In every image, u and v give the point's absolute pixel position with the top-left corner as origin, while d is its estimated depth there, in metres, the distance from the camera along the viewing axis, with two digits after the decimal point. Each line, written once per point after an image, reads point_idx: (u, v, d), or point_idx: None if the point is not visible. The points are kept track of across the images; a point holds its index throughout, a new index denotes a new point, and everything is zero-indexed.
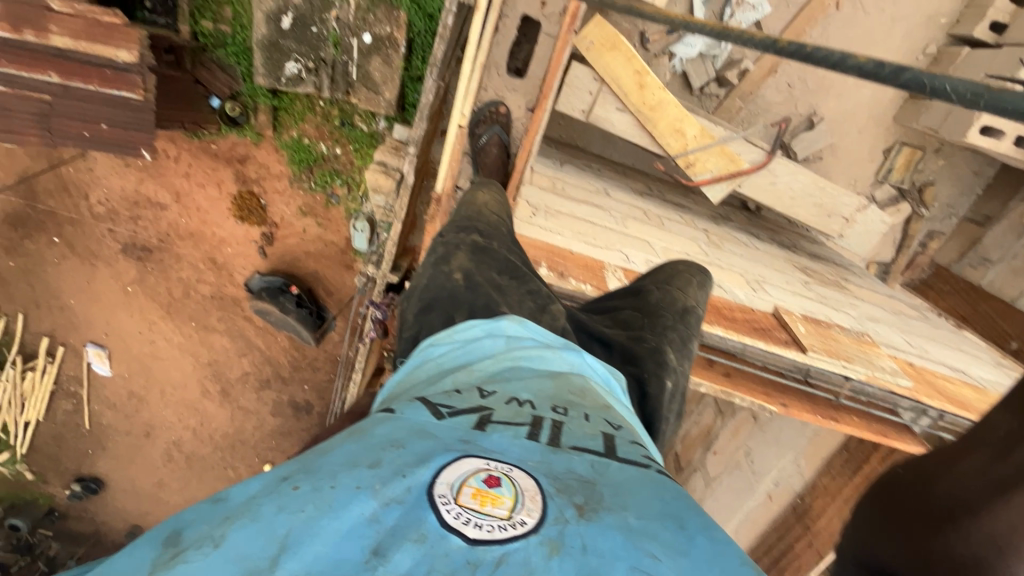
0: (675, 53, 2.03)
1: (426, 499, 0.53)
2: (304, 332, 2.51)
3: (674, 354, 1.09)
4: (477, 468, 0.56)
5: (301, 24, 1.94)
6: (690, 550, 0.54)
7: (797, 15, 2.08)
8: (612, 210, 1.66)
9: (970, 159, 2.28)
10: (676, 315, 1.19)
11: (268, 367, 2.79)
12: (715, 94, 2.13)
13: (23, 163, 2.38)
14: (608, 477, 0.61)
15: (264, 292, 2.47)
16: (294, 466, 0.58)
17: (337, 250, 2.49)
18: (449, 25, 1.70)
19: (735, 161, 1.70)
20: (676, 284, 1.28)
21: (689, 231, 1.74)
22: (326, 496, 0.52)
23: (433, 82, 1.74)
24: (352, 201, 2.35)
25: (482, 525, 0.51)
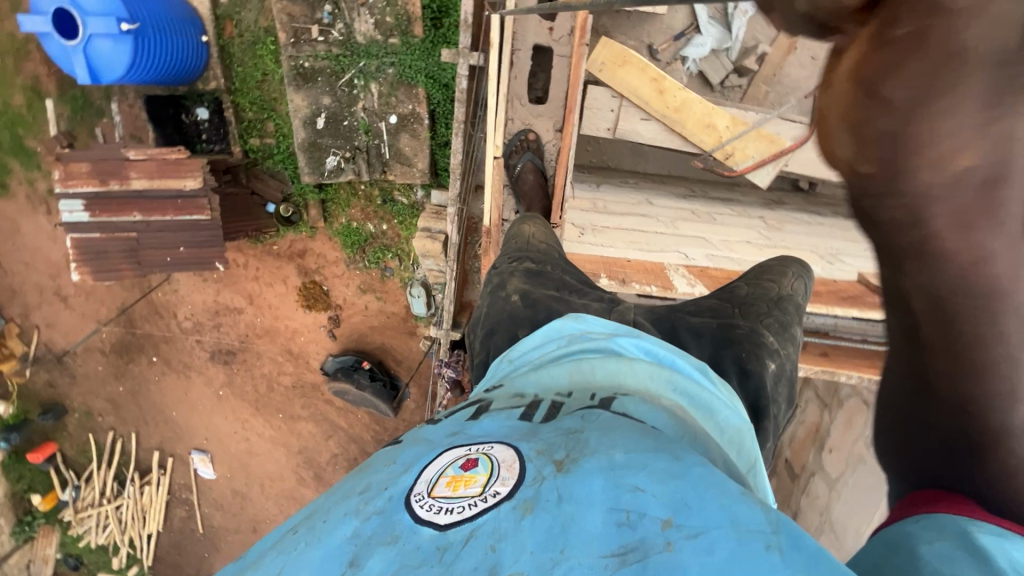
0: (686, 56, 2.02)
1: (400, 499, 0.54)
2: (382, 405, 2.58)
3: (773, 337, 1.14)
4: (450, 463, 0.57)
5: (334, 120, 2.12)
6: (681, 475, 0.53)
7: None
8: (659, 215, 1.62)
9: None
10: (770, 303, 1.19)
11: (354, 445, 2.87)
12: (738, 85, 2.10)
13: (121, 297, 2.67)
14: (594, 425, 0.62)
15: (339, 372, 2.58)
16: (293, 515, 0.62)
17: (399, 319, 2.58)
18: (464, 87, 1.81)
19: (775, 141, 1.66)
20: (770, 276, 1.26)
21: (744, 222, 1.67)
22: (317, 529, 0.54)
23: (459, 141, 1.85)
24: (405, 270, 2.46)
25: (454, 508, 0.51)
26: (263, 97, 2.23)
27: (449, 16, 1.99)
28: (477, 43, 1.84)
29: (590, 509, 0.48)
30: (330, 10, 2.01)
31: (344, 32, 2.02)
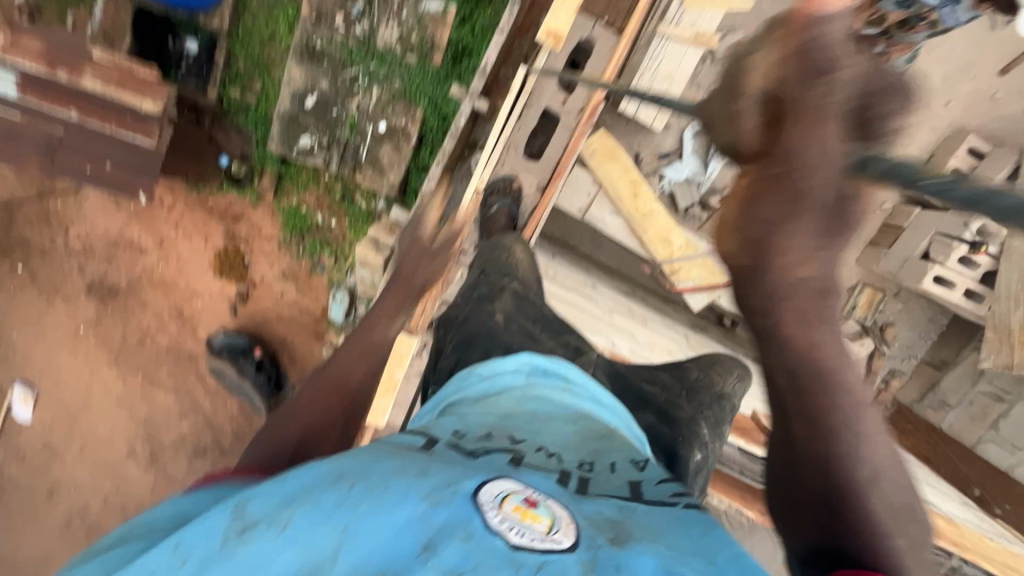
0: (665, 175, 2.22)
1: (472, 504, 0.69)
2: (257, 399, 2.43)
3: (708, 429, 1.40)
4: (513, 492, 0.73)
5: (325, 107, 2.10)
6: (716, 560, 0.72)
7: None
8: (600, 301, 1.74)
9: (925, 307, 2.28)
10: (712, 398, 1.47)
11: (210, 434, 2.59)
12: (698, 218, 2.30)
13: (12, 190, 2.37)
14: (634, 517, 0.79)
15: (226, 351, 2.39)
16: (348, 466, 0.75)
17: (311, 318, 2.45)
18: (460, 125, 1.88)
19: (714, 275, 1.82)
20: (718, 370, 1.55)
21: (668, 334, 1.81)
22: (382, 493, 0.69)
23: (438, 172, 1.90)
24: (337, 271, 2.36)
25: (519, 532, 0.67)
26: (262, 57, 2.18)
27: (470, 58, 2.07)
28: (486, 91, 1.92)
29: (638, 574, 0.64)
30: (360, 6, 2.01)
31: (365, 30, 2.03)
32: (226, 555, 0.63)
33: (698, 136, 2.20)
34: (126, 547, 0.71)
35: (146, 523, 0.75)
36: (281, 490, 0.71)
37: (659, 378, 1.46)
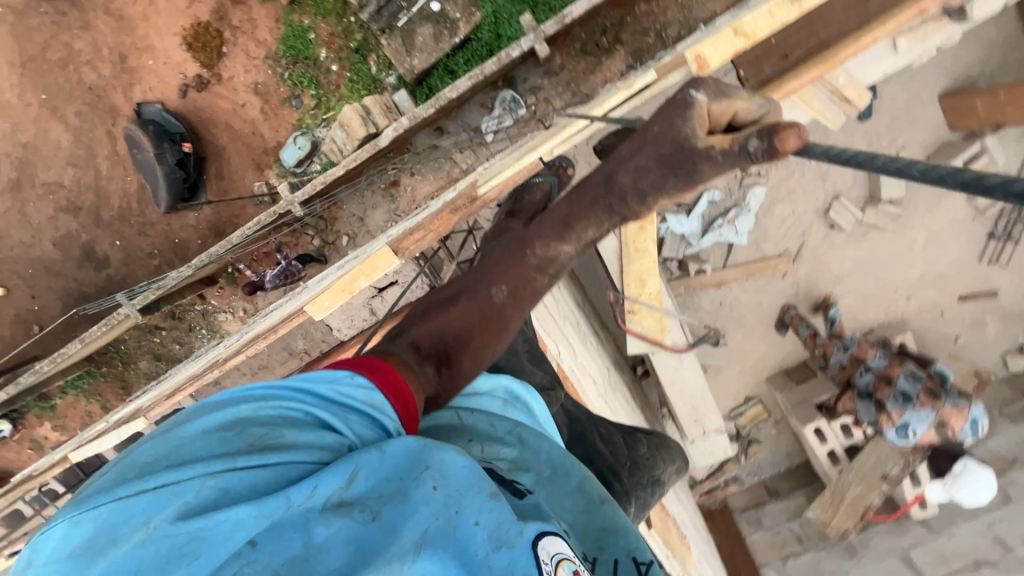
0: (666, 220, 2.24)
1: (534, 562, 0.66)
2: (162, 192, 2.19)
3: (636, 507, 1.23)
4: (565, 559, 0.71)
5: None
6: None
7: (756, 260, 2.39)
8: (560, 304, 1.78)
9: (791, 441, 2.76)
10: (650, 479, 1.30)
11: (90, 197, 2.31)
12: (670, 271, 2.38)
13: None
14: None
15: (152, 126, 2.15)
16: (443, 463, 0.76)
17: (261, 146, 2.21)
18: (510, 57, 1.77)
19: (662, 333, 1.97)
20: (662, 456, 1.38)
21: (600, 362, 1.88)
22: (450, 512, 0.70)
23: (466, 85, 1.79)
24: (311, 117, 2.15)
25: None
26: None
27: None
28: (551, 39, 1.81)
29: None
30: None
31: None
32: (304, 530, 0.68)
33: (715, 204, 2.28)
34: (202, 445, 0.73)
35: (238, 407, 0.79)
36: (371, 465, 0.75)
37: (609, 434, 1.35)
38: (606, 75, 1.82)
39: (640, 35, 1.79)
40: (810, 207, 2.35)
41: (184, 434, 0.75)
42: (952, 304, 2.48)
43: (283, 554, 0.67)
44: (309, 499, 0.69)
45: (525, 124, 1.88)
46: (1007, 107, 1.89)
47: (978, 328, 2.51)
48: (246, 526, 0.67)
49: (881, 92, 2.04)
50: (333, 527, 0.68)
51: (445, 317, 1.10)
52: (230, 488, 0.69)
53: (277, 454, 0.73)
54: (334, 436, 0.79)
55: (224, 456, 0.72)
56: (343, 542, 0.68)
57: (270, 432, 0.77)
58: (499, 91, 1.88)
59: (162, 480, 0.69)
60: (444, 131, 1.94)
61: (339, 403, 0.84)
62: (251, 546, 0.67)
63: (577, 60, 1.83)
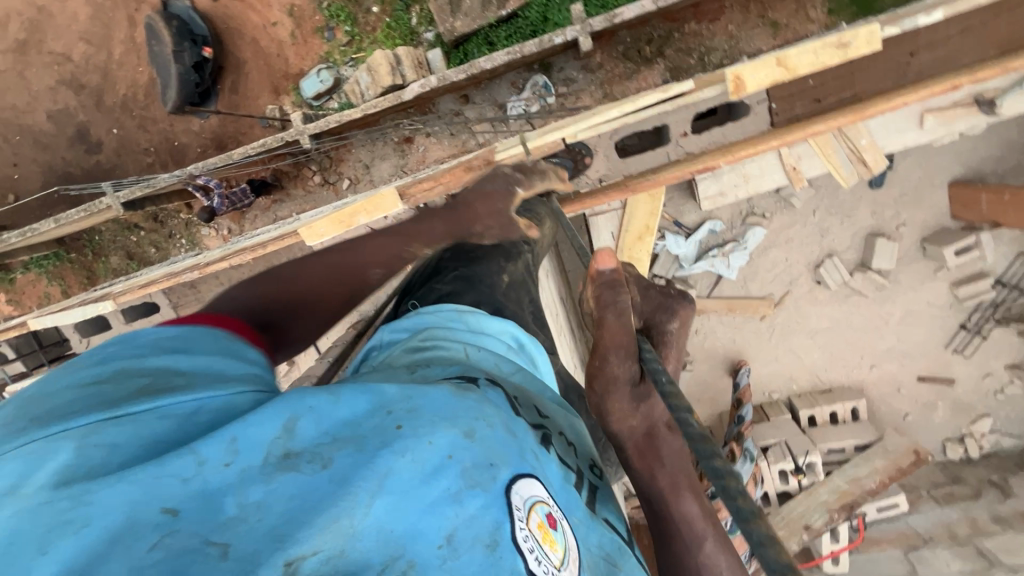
0: (665, 238, 2.09)
1: (505, 508, 0.52)
2: (172, 92, 2.12)
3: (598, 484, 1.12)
4: (539, 501, 0.57)
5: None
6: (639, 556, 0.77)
7: (740, 297, 2.23)
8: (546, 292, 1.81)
9: None
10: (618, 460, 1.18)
11: (96, 77, 2.23)
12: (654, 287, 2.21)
13: None
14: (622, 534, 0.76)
15: (176, 22, 2.08)
16: (416, 393, 0.58)
17: (282, 70, 2.16)
18: (552, 44, 1.73)
19: None
20: None
21: (573, 357, 1.94)
22: (422, 452, 0.51)
23: (503, 59, 1.74)
24: (340, 54, 2.10)
25: (541, 564, 0.51)
26: None
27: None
28: (597, 35, 1.78)
29: None
30: None
31: None
32: (237, 494, 0.47)
33: (713, 234, 2.12)
34: (73, 395, 0.51)
35: (124, 352, 0.57)
36: (322, 409, 0.53)
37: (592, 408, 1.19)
38: (640, 85, 1.82)
39: (684, 53, 1.79)
40: (804, 258, 2.18)
41: (56, 389, 0.52)
42: (910, 382, 2.32)
43: (206, 524, 0.45)
44: (235, 458, 0.48)
45: (549, 112, 1.86)
46: (1008, 209, 1.94)
47: (928, 412, 2.34)
48: (139, 501, 0.44)
49: (893, 165, 2.07)
50: (274, 484, 0.48)
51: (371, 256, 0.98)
52: (118, 445, 0.48)
53: (172, 400, 0.52)
54: (242, 373, 0.61)
55: (104, 406, 0.50)
56: (286, 499, 0.47)
57: (160, 377, 0.55)
58: (534, 75, 1.86)
59: (32, 441, 0.47)
60: (470, 100, 1.92)
61: (219, 341, 0.64)
62: (169, 519, 0.44)
63: (616, 63, 1.82)
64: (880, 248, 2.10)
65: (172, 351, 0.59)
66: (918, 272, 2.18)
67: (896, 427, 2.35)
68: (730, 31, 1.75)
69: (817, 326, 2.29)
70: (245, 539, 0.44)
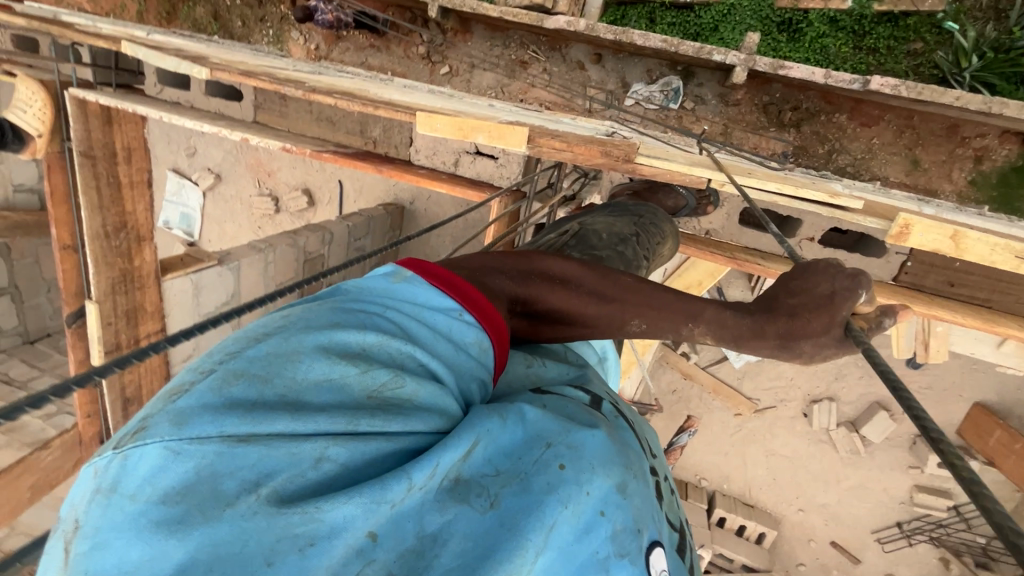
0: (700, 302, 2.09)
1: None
2: None
3: None
4: None
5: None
6: None
7: (728, 385, 2.23)
8: None
9: None
10: None
11: None
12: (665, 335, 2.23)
13: None
14: None
15: None
16: (577, 437, 0.54)
17: None
18: (708, 58, 1.63)
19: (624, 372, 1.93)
20: None
21: None
22: (580, 501, 0.50)
23: (656, 45, 1.64)
24: None
25: None
26: None
27: (795, 49, 1.75)
28: (751, 74, 1.69)
29: None
30: None
31: None
32: (423, 522, 0.45)
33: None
34: (325, 373, 0.47)
35: (351, 323, 0.52)
36: (496, 434, 0.51)
37: None
38: (761, 141, 1.74)
39: (817, 138, 1.70)
40: (805, 387, 2.18)
41: (303, 347, 0.48)
42: (822, 540, 2.38)
43: (409, 564, 0.43)
44: (439, 475, 0.46)
45: (663, 118, 1.79)
46: (1009, 457, 1.93)
47: (820, 572, 2.43)
48: (364, 523, 0.42)
49: None
50: (449, 517, 0.46)
51: (576, 298, 0.79)
52: (357, 460, 0.45)
53: (403, 419, 0.48)
54: (452, 389, 0.55)
55: (345, 408, 0.46)
56: (467, 539, 0.45)
57: (393, 378, 0.50)
58: (671, 75, 1.77)
59: (274, 427, 0.42)
60: (600, 62, 1.83)
61: (453, 328, 0.60)
62: (371, 542, 0.42)
63: (752, 109, 1.74)
64: (877, 420, 2.07)
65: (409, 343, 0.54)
66: (894, 459, 2.19)
67: (788, 569, 2.45)
68: (871, 143, 1.67)
69: (777, 450, 2.30)
70: None
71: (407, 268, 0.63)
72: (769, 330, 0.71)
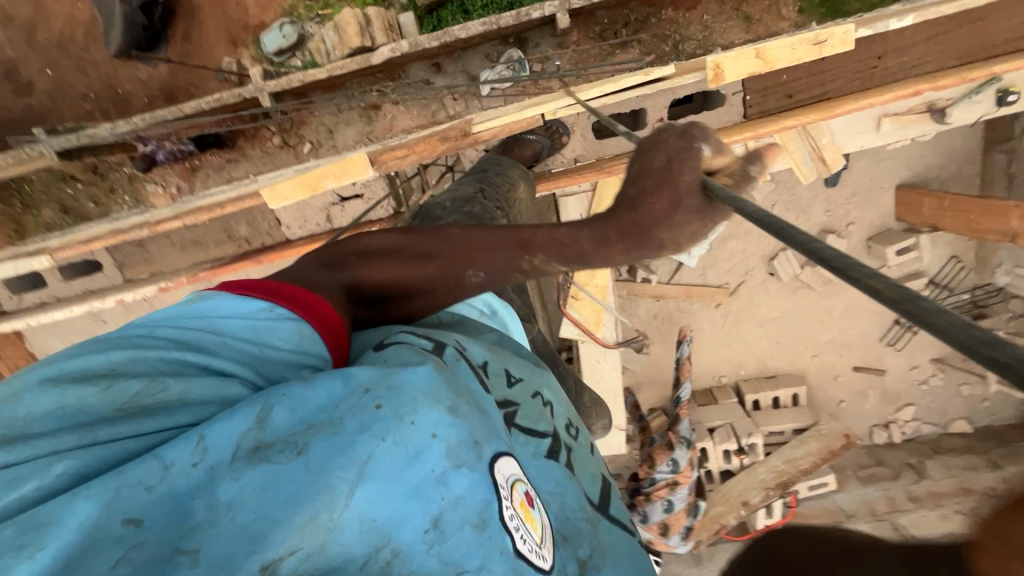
0: None
1: (492, 488, 0.60)
2: (114, 33, 1.84)
3: None
4: (519, 480, 0.66)
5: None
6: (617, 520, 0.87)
7: (698, 284, 2.31)
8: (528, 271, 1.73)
9: None
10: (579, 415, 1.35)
11: (27, 11, 1.93)
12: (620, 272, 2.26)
13: None
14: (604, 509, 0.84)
15: None
16: (396, 378, 0.61)
17: (242, 20, 1.91)
18: (529, 19, 1.69)
19: (597, 324, 1.85)
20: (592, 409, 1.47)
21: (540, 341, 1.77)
22: (405, 431, 0.57)
23: (478, 30, 1.68)
24: (306, 8, 1.87)
25: (525, 538, 0.61)
26: None
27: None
28: (574, 13, 1.76)
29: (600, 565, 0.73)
30: None
31: None
32: (202, 495, 0.52)
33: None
34: (86, 396, 0.57)
35: (133, 349, 0.63)
36: (294, 398, 0.59)
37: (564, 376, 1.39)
38: (615, 66, 1.78)
39: (659, 40, 1.77)
40: (759, 250, 2.28)
41: (23, 390, 0.57)
42: (846, 371, 2.47)
43: (174, 532, 0.50)
44: (200, 458, 0.54)
45: (523, 88, 1.80)
46: (947, 215, 2.05)
47: (860, 399, 2.51)
48: (98, 512, 0.49)
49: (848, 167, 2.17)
50: (238, 480, 0.53)
51: (409, 266, 0.91)
52: (98, 461, 0.54)
53: (153, 418, 0.58)
54: (242, 379, 0.65)
55: (80, 425, 0.56)
56: (259, 492, 0.52)
57: (146, 385, 0.59)
58: (508, 49, 1.82)
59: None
60: (441, 69, 1.86)
61: (263, 341, 0.69)
62: (134, 530, 0.49)
63: (592, 43, 1.79)
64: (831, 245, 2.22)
65: (199, 359, 0.64)
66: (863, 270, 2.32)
67: (832, 413, 2.51)
68: (704, 21, 1.75)
69: (767, 316, 2.38)
70: (213, 546, 0.49)
71: (227, 291, 0.73)
72: (616, 231, 0.70)
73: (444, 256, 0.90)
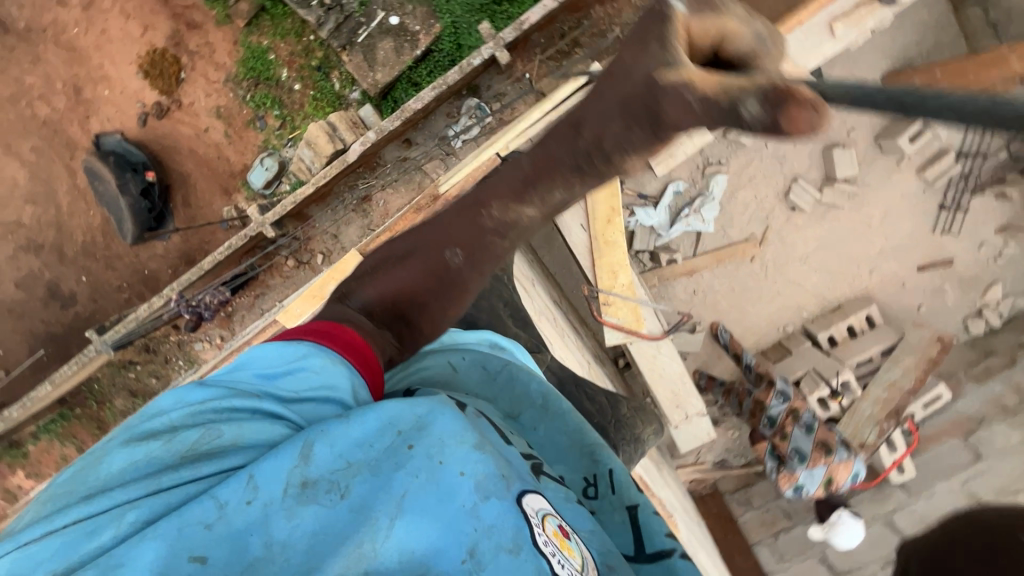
0: (635, 213, 2.10)
1: (522, 515, 0.57)
2: (127, 225, 2.03)
3: None
4: (550, 512, 0.63)
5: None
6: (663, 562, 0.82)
7: (724, 246, 2.22)
8: (539, 302, 1.52)
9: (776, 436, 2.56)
10: (629, 438, 1.17)
11: (51, 233, 2.13)
12: (642, 263, 2.19)
13: None
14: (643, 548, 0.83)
15: (114, 159, 2.01)
16: (426, 416, 0.61)
17: (226, 170, 2.05)
18: (472, 67, 1.78)
19: (638, 322, 1.77)
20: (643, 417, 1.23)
21: (580, 356, 1.58)
22: (435, 470, 0.57)
23: (432, 95, 1.78)
24: (277, 138, 2.00)
25: (563, 563, 0.58)
26: None
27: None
28: (512, 45, 1.82)
29: None
30: None
31: None
32: (263, 532, 0.53)
33: (679, 195, 2.14)
34: (156, 450, 0.57)
35: (190, 403, 0.61)
36: (337, 433, 0.58)
37: (592, 395, 1.21)
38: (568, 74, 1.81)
39: (598, 35, 1.81)
40: (770, 188, 2.19)
41: (102, 450, 0.57)
42: (912, 275, 2.32)
43: (238, 569, 0.51)
44: (254, 496, 0.54)
45: (490, 129, 1.87)
46: (944, 84, 1.94)
47: (938, 297, 2.35)
48: (173, 554, 0.50)
49: (825, 78, 2.11)
50: (295, 519, 0.54)
51: (401, 265, 0.89)
52: (168, 507, 0.55)
53: (211, 464, 0.58)
54: (289, 420, 0.64)
55: (148, 476, 0.56)
56: (310, 535, 0.53)
57: (204, 435, 0.59)
58: (465, 100, 1.89)
59: (74, 516, 0.53)
60: (414, 143, 1.94)
61: (295, 381, 0.65)
62: (200, 567, 0.50)
63: (538, 64, 1.85)
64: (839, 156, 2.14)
65: (246, 404, 0.63)
66: (884, 168, 2.20)
67: (914, 321, 2.33)
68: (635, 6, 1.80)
69: (807, 250, 2.28)
70: None
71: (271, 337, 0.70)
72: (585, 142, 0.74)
73: (430, 237, 0.89)
